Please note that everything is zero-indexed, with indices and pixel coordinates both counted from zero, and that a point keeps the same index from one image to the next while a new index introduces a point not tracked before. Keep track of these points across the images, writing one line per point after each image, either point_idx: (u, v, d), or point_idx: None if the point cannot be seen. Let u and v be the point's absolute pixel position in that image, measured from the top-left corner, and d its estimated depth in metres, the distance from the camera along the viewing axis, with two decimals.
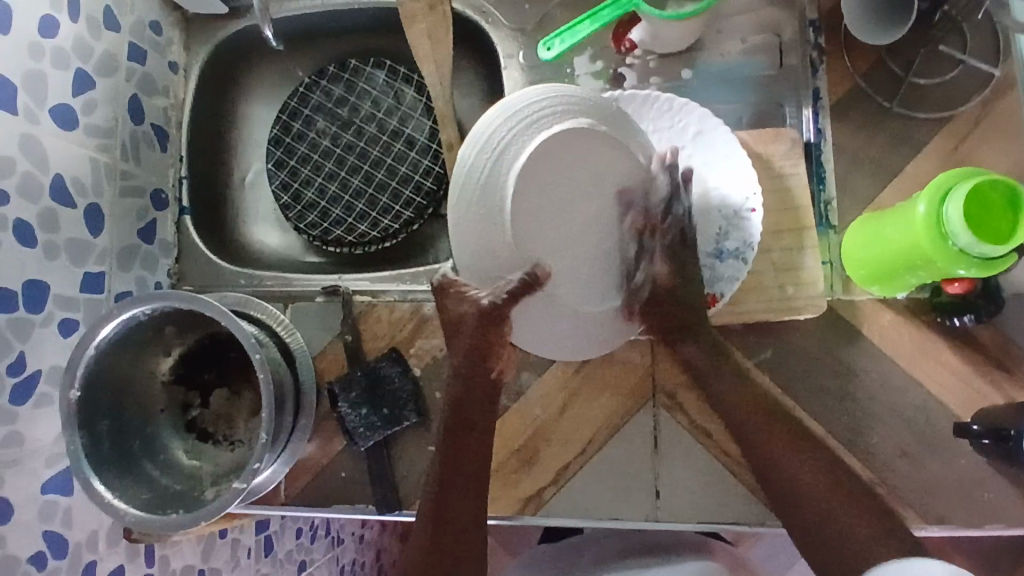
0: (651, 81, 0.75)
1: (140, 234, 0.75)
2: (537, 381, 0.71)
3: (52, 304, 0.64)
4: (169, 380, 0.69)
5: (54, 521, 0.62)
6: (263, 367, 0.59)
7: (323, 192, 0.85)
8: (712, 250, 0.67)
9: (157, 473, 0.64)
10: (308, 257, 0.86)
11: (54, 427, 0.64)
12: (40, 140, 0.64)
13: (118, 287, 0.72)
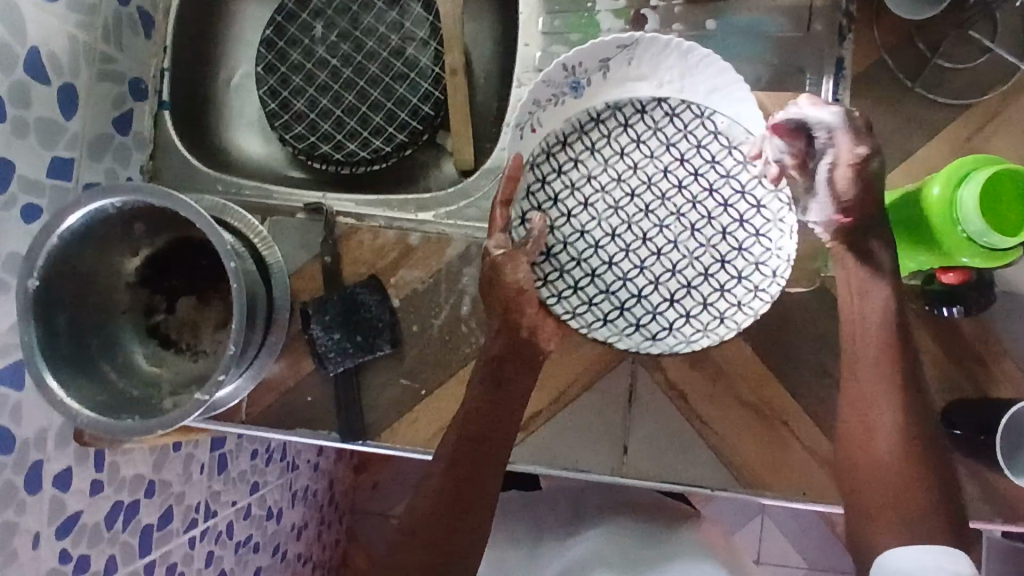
0: (673, 28, 0.72)
1: (115, 124, 0.70)
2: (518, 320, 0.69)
3: (16, 185, 0.59)
4: (134, 281, 0.65)
5: (3, 414, 0.60)
6: (240, 281, 0.56)
7: (314, 104, 0.81)
8: None
9: (114, 375, 0.61)
10: (290, 172, 0.82)
11: (10, 316, 0.60)
12: (17, 6, 0.58)
13: (88, 178, 0.68)
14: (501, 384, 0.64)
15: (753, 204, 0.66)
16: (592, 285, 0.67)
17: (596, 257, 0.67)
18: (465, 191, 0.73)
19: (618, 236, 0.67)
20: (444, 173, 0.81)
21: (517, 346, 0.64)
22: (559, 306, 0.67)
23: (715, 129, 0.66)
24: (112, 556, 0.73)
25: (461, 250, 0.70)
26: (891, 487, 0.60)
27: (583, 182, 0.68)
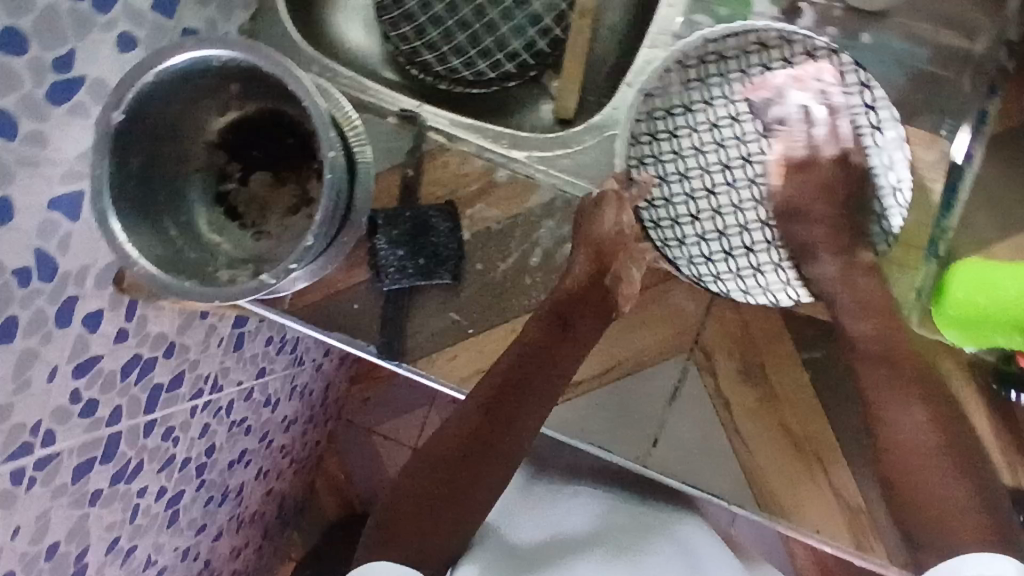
0: (827, 31, 0.68)
1: None
2: None
3: (119, 8, 0.56)
4: (214, 143, 0.62)
5: (51, 241, 0.57)
6: (335, 170, 0.55)
7: (427, 7, 0.76)
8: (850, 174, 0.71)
9: (176, 233, 0.59)
10: (383, 71, 0.78)
11: (83, 143, 0.57)
12: None
13: (188, 21, 0.63)
14: (568, 334, 0.64)
15: (890, 185, 0.66)
16: (689, 226, 0.68)
17: (707, 200, 0.68)
18: (565, 140, 0.69)
19: (735, 185, 0.69)
20: (541, 115, 0.78)
21: (591, 300, 0.65)
22: (655, 233, 0.69)
23: (869, 101, 0.65)
24: (119, 406, 0.72)
25: (546, 202, 0.68)
26: (935, 494, 0.59)
27: (710, 124, 0.68)
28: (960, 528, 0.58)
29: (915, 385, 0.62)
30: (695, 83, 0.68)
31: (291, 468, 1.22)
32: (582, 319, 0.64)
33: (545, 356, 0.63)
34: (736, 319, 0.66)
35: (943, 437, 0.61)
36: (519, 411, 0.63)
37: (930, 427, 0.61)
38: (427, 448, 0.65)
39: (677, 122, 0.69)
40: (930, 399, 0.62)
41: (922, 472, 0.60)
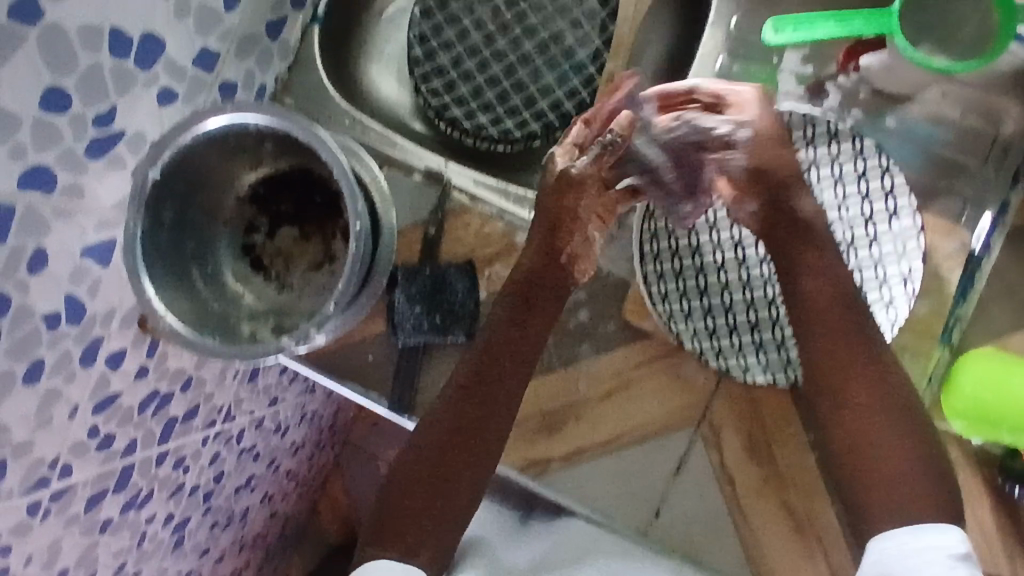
0: (851, 112, 0.68)
1: (268, 28, 0.67)
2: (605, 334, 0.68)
3: (161, 65, 0.57)
4: (244, 196, 0.63)
5: (81, 287, 0.59)
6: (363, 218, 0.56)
7: (459, 63, 0.78)
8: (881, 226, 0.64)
9: (201, 283, 0.60)
10: (411, 121, 0.79)
11: (117, 194, 0.59)
12: None
13: (227, 75, 0.65)
14: (522, 319, 0.63)
15: (902, 274, 0.62)
16: (699, 301, 0.64)
17: (716, 276, 0.65)
18: None
19: (745, 264, 0.65)
20: None
21: (547, 272, 0.64)
22: (661, 307, 0.64)
23: (889, 186, 0.63)
24: (134, 438, 0.73)
25: None
26: (888, 465, 0.55)
27: (725, 200, 0.65)
28: (924, 504, 0.53)
29: (864, 360, 0.57)
30: (712, 159, 0.65)
31: (296, 489, 1.23)
32: (537, 303, 0.63)
33: (501, 348, 0.62)
34: (745, 397, 0.66)
35: (906, 413, 0.56)
36: (478, 398, 0.61)
37: (890, 408, 0.56)
38: (427, 418, 0.62)
39: (693, 199, 0.65)
40: (884, 375, 0.57)
41: (881, 453, 0.55)
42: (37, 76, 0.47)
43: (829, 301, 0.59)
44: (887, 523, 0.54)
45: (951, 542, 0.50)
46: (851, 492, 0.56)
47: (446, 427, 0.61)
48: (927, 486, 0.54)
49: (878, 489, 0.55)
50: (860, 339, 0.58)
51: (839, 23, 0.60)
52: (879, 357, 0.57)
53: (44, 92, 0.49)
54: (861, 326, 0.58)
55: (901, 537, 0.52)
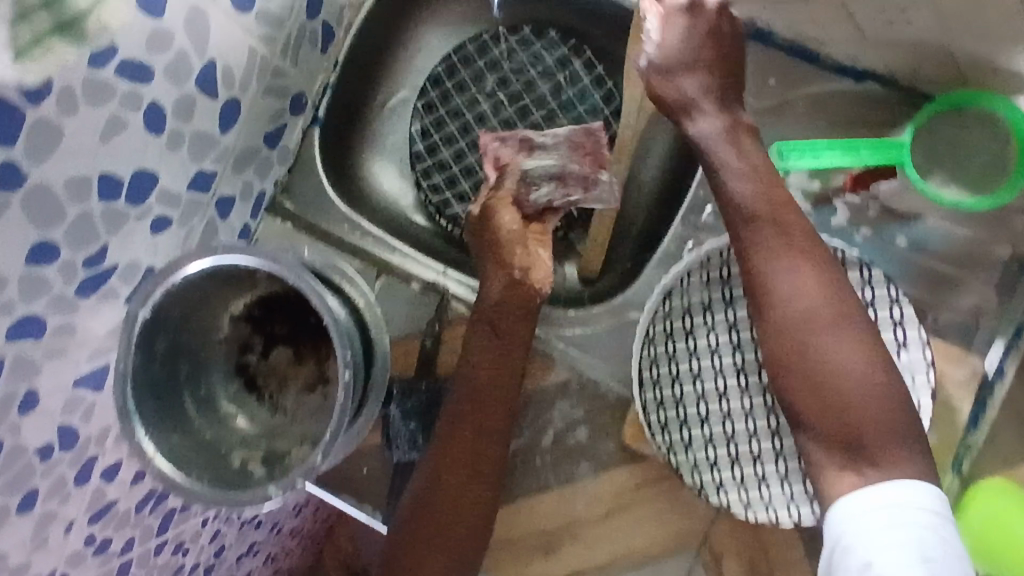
0: (859, 230, 0.65)
1: (266, 138, 0.67)
2: (604, 453, 0.66)
3: (155, 197, 0.56)
4: (239, 316, 0.63)
5: (74, 415, 0.59)
6: (344, 325, 0.58)
7: (461, 157, 0.77)
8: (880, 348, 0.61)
9: (193, 410, 0.60)
10: (413, 215, 0.78)
11: (111, 323, 0.58)
12: (207, 17, 0.53)
13: (223, 191, 0.64)
14: (495, 341, 0.63)
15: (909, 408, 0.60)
16: (700, 429, 0.61)
17: (717, 404, 0.61)
18: (579, 320, 0.68)
19: (747, 392, 0.60)
20: (564, 275, 0.77)
21: (511, 288, 0.64)
22: (661, 437, 0.62)
23: (898, 317, 0.60)
24: (132, 538, 0.73)
25: (562, 382, 0.68)
26: (843, 398, 0.49)
27: (727, 324, 0.61)
28: (886, 439, 0.49)
29: (799, 310, 0.51)
30: (716, 283, 0.61)
31: (300, 545, 1.23)
32: (511, 315, 0.63)
33: (491, 357, 0.63)
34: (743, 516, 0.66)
35: (873, 352, 0.50)
36: (480, 408, 0.61)
37: (839, 339, 0.50)
38: (435, 473, 0.61)
39: (695, 323, 0.62)
40: (832, 316, 0.51)
41: (835, 385, 0.50)
42: (24, 235, 0.47)
43: (757, 243, 0.53)
44: (845, 480, 0.49)
45: (925, 504, 0.46)
46: (814, 394, 0.50)
47: (455, 482, 0.60)
48: (894, 416, 0.49)
49: (836, 422, 0.50)
50: (794, 274, 0.51)
51: (847, 153, 0.56)
52: (804, 289, 0.51)
53: (32, 247, 0.48)
54: (795, 258, 0.52)
55: (873, 499, 0.47)
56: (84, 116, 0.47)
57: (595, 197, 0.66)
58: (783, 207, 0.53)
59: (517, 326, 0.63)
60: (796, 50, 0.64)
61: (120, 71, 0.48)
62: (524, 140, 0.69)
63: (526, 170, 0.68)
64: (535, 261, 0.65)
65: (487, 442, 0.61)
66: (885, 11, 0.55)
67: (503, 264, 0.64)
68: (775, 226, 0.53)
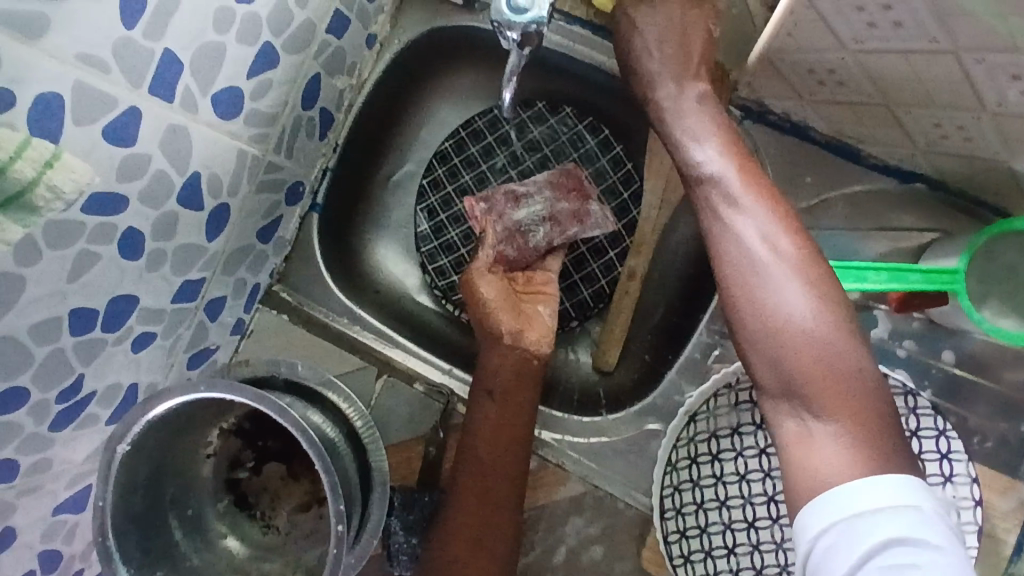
0: (903, 344, 0.59)
1: (260, 233, 0.63)
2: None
3: (135, 317, 0.52)
4: (229, 429, 0.60)
5: (55, 540, 0.56)
6: (330, 446, 0.52)
7: (469, 239, 0.72)
8: None
9: (180, 535, 0.55)
10: (418, 294, 0.73)
11: (91, 446, 0.55)
12: (188, 133, 0.48)
13: (213, 293, 0.60)
14: (493, 406, 0.59)
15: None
16: (726, 562, 0.56)
17: (746, 534, 0.56)
18: (593, 428, 0.63)
19: (779, 523, 0.55)
20: (579, 363, 0.71)
21: (502, 354, 0.61)
22: (684, 571, 0.56)
23: (945, 450, 0.54)
24: None
25: (575, 496, 0.63)
26: (782, 344, 0.43)
27: (758, 449, 0.56)
28: (837, 389, 0.41)
29: (735, 256, 0.46)
30: (745, 406, 0.57)
31: None
32: (502, 370, 0.60)
33: (494, 410, 0.59)
34: None
35: (823, 296, 0.43)
36: (485, 461, 0.57)
37: (782, 282, 0.43)
38: (440, 532, 0.57)
39: (723, 446, 0.57)
40: (781, 256, 0.44)
41: (784, 334, 0.43)
42: None
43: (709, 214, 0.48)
44: (791, 427, 0.42)
45: (909, 504, 0.36)
46: (770, 365, 0.43)
47: (455, 542, 0.56)
48: (840, 369, 0.41)
49: (792, 375, 0.42)
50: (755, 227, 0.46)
51: (895, 279, 0.51)
52: (771, 241, 0.45)
53: None
54: (764, 214, 0.46)
55: (846, 498, 0.37)
56: (49, 261, 0.43)
57: (592, 226, 0.66)
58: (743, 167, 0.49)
59: (520, 387, 0.59)
60: (837, 146, 0.59)
61: (87, 207, 0.43)
62: (506, 192, 0.66)
63: (516, 222, 0.66)
64: (528, 325, 0.63)
65: (492, 495, 0.57)
66: (938, 125, 0.48)
67: (492, 332, 0.62)
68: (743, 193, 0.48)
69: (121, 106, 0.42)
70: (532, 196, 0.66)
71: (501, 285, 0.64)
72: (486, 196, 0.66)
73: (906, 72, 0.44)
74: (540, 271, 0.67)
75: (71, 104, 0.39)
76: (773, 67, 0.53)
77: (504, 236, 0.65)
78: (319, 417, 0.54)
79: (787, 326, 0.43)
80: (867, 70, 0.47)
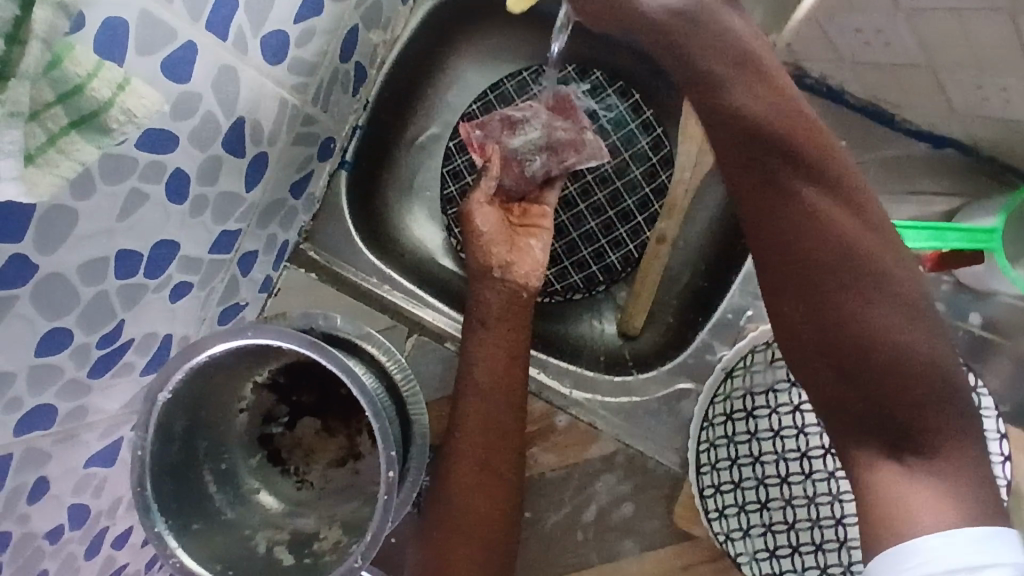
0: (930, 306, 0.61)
1: (293, 188, 0.62)
2: (650, 534, 0.62)
3: (175, 265, 0.52)
4: (264, 383, 0.59)
5: (86, 493, 0.54)
6: (377, 397, 0.52)
7: None
8: None
9: (215, 490, 0.55)
10: (442, 258, 0.72)
11: (124, 396, 0.54)
12: (237, 76, 0.47)
13: (246, 247, 0.59)
14: (485, 333, 0.58)
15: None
16: (759, 516, 0.57)
17: (779, 489, 0.57)
18: (622, 389, 0.64)
19: (811, 479, 0.56)
20: (602, 329, 0.71)
21: (491, 285, 0.60)
22: (718, 524, 0.57)
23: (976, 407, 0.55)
24: None
25: (606, 454, 0.63)
26: (880, 360, 0.38)
27: (792, 406, 0.57)
28: (935, 417, 0.37)
29: (800, 243, 0.40)
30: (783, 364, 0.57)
31: None
32: (492, 296, 0.59)
33: (493, 343, 0.57)
34: None
35: (897, 291, 0.39)
36: (486, 400, 0.56)
37: (877, 293, 0.39)
38: (454, 480, 0.56)
39: (758, 403, 0.58)
40: (869, 246, 0.40)
41: (861, 331, 0.38)
42: (31, 328, 0.42)
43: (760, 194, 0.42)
44: (883, 468, 0.38)
45: None
46: (853, 382, 0.38)
47: (474, 490, 0.55)
48: (941, 387, 0.37)
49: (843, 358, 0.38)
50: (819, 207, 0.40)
51: (933, 238, 0.52)
52: (817, 214, 0.40)
53: (42, 338, 0.43)
54: (841, 205, 0.41)
55: None
56: (100, 197, 0.42)
57: (588, 156, 0.65)
58: (794, 117, 0.42)
59: (513, 319, 0.59)
60: (871, 111, 0.60)
61: (140, 143, 0.43)
62: (503, 118, 0.65)
63: (512, 151, 0.64)
64: (518, 258, 0.62)
65: (501, 427, 0.57)
66: (981, 88, 0.49)
67: (483, 264, 0.61)
68: (802, 158, 0.41)
69: (180, 39, 0.42)
70: (529, 122, 0.65)
71: (498, 217, 0.63)
72: (482, 123, 0.65)
73: (958, 33, 0.45)
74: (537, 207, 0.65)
75: (134, 32, 0.39)
76: (819, 28, 0.54)
77: (500, 164, 0.64)
78: (361, 369, 0.54)
79: (870, 317, 0.38)
80: (917, 31, 0.48)
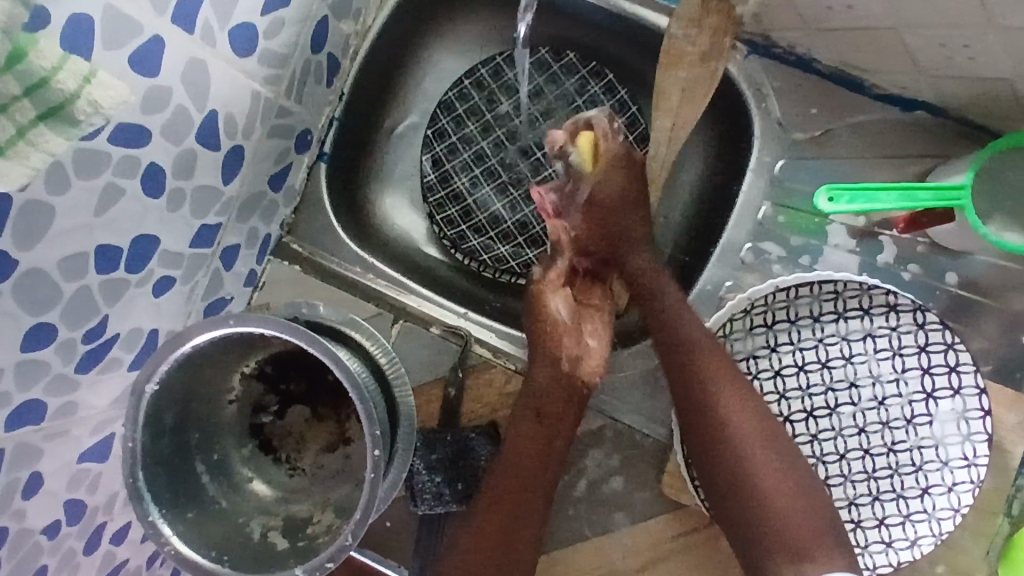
0: (907, 268, 0.61)
1: (271, 181, 0.63)
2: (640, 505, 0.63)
3: (156, 260, 0.52)
4: (251, 372, 0.60)
5: (80, 489, 0.55)
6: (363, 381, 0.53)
7: (475, 188, 0.72)
8: (919, 391, 0.58)
9: (208, 481, 0.55)
10: (426, 247, 0.73)
11: (114, 391, 0.55)
12: (207, 69, 0.48)
13: (228, 241, 0.60)
14: (530, 425, 0.60)
15: (938, 461, 0.57)
16: None
17: None
18: (608, 366, 0.64)
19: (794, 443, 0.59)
20: None
21: (551, 372, 0.61)
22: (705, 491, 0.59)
23: (953, 363, 0.57)
24: None
25: (593, 429, 0.64)
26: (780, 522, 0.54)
27: (772, 371, 0.59)
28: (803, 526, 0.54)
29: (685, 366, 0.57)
30: (761, 330, 0.60)
31: None
32: (548, 391, 0.61)
33: (541, 440, 0.59)
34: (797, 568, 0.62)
35: (805, 482, 0.55)
36: (523, 477, 0.59)
37: (761, 455, 0.55)
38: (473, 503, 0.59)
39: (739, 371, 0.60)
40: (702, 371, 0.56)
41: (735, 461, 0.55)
42: (16, 324, 0.43)
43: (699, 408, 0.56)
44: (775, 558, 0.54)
45: None
46: (749, 512, 0.55)
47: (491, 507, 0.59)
48: (795, 488, 0.55)
49: (729, 514, 0.56)
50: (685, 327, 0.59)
51: (901, 197, 0.54)
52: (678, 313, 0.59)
53: (26, 334, 0.44)
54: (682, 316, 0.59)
55: None
56: (76, 192, 0.42)
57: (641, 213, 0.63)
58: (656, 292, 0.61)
59: (561, 408, 0.60)
60: (840, 78, 0.61)
61: (113, 137, 0.43)
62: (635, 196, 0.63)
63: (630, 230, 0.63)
64: (586, 351, 0.62)
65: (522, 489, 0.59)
66: (944, 47, 0.50)
67: (554, 353, 0.61)
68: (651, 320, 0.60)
69: (147, 34, 0.42)
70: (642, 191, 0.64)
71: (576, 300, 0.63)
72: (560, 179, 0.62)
73: None
74: (600, 286, 0.65)
75: (99, 27, 0.39)
76: None
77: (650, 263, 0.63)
78: (347, 355, 0.54)
79: (768, 499, 0.54)
80: None
